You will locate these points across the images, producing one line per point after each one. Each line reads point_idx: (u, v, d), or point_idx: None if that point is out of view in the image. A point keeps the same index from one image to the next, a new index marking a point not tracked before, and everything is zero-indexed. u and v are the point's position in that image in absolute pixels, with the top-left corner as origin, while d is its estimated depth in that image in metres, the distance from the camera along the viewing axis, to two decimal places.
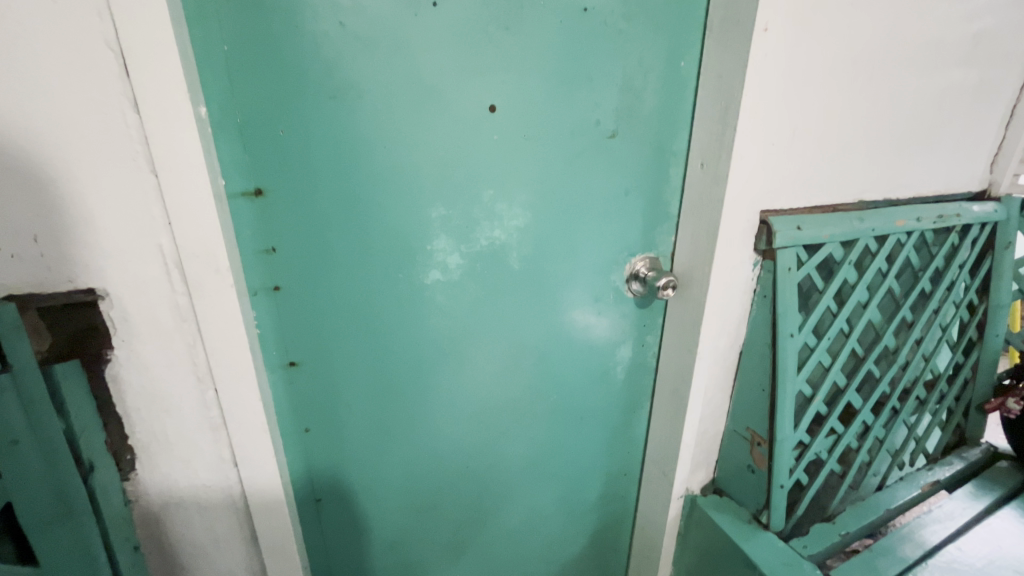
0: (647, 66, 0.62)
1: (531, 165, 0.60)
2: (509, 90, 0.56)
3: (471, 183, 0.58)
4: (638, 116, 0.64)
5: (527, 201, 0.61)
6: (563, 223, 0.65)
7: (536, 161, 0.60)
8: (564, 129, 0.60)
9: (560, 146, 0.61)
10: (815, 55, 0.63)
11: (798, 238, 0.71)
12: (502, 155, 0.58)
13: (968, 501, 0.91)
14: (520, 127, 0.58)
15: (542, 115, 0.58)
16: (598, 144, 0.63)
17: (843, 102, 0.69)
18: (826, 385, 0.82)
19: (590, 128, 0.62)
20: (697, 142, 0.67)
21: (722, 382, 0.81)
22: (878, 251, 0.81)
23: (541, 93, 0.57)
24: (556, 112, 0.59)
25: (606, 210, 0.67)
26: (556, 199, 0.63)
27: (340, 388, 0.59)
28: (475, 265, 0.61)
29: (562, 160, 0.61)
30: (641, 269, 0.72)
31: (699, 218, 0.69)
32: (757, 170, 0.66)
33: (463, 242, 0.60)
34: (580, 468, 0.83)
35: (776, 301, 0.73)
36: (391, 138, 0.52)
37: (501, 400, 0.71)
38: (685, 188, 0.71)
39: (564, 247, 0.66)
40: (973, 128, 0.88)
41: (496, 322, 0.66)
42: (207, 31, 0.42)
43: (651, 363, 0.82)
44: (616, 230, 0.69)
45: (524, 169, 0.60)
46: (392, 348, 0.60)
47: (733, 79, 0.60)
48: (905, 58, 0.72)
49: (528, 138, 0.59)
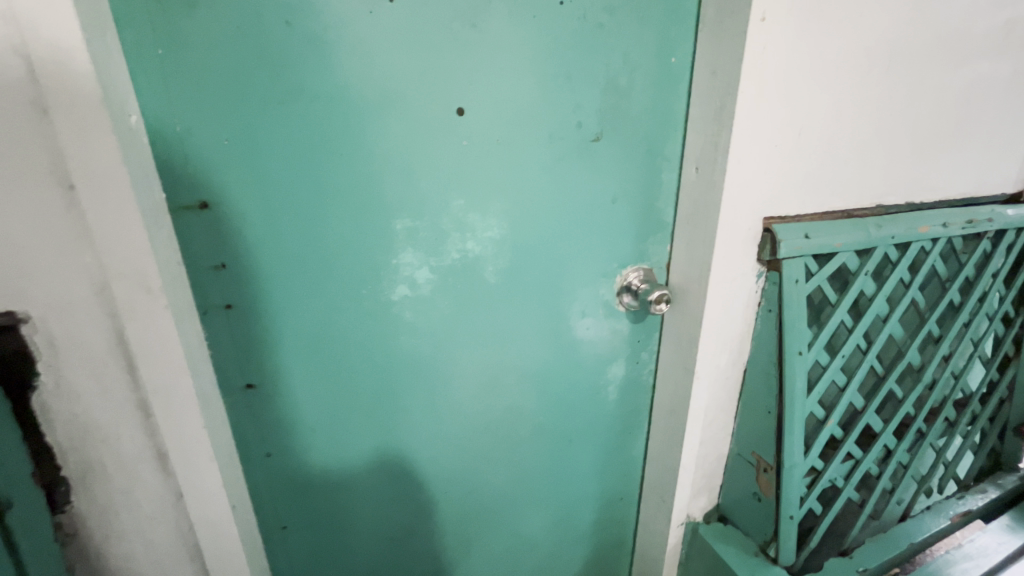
0: (635, 63, 0.57)
1: (508, 173, 0.56)
2: (479, 91, 0.51)
3: (440, 192, 0.54)
4: (625, 119, 0.59)
5: (504, 209, 0.57)
6: (545, 234, 0.60)
7: (511, 168, 0.56)
8: (542, 133, 0.56)
9: (540, 151, 0.56)
10: (823, 47, 0.57)
11: (807, 246, 0.65)
12: (475, 163, 0.54)
13: (1004, 535, 0.82)
14: (495, 133, 0.54)
15: (516, 119, 0.54)
16: (581, 147, 0.58)
17: (856, 96, 0.63)
18: (841, 407, 0.74)
19: (571, 130, 0.57)
20: (691, 145, 0.62)
21: (724, 402, 0.75)
22: (898, 260, 0.75)
23: (515, 95, 0.53)
24: (534, 116, 0.55)
25: (594, 219, 0.62)
26: (535, 208, 0.59)
27: (302, 409, 0.56)
28: (449, 279, 0.57)
29: (540, 166, 0.57)
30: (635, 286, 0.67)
31: (696, 225, 0.63)
32: (757, 174, 0.60)
33: (436, 255, 0.56)
34: (571, 492, 0.78)
35: (782, 316, 0.67)
36: (349, 147, 0.48)
37: (480, 421, 0.66)
38: (679, 194, 0.66)
39: (546, 259, 0.62)
40: (1005, 124, 0.81)
41: (474, 337, 0.62)
42: (138, 33, 0.39)
43: (648, 382, 0.77)
44: (605, 241, 0.64)
45: (500, 176, 0.56)
46: (358, 369, 0.57)
47: (727, 78, 0.55)
48: (926, 51, 0.65)
49: (502, 143, 0.54)
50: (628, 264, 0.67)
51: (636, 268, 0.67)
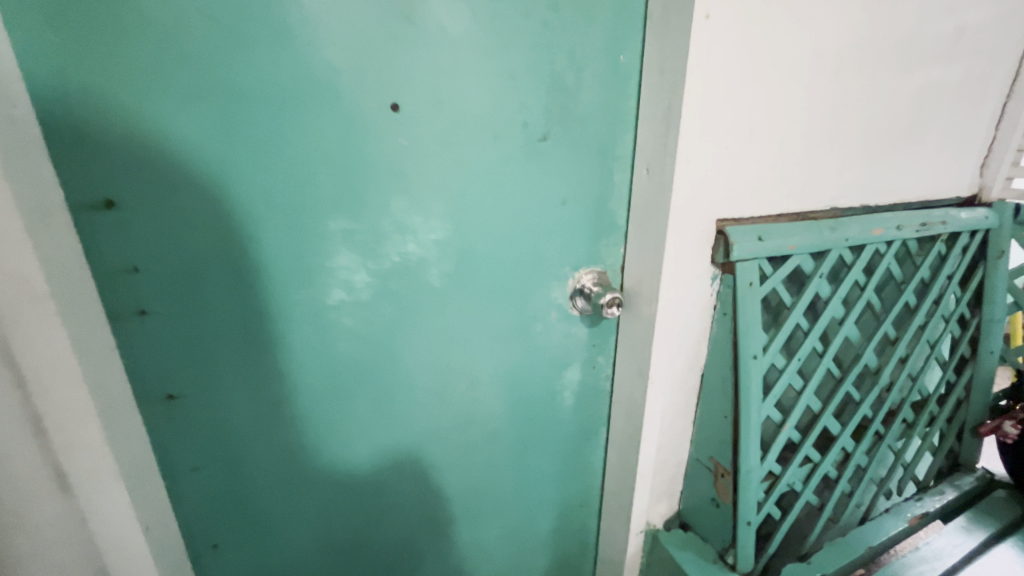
0: (582, 61, 0.56)
1: (449, 173, 0.54)
2: (415, 87, 0.49)
3: (376, 191, 0.51)
4: (573, 117, 0.58)
5: (447, 210, 0.55)
6: (493, 237, 0.58)
7: (452, 167, 0.54)
8: (485, 132, 0.54)
9: (483, 150, 0.54)
10: (772, 46, 0.56)
11: (760, 249, 0.64)
12: (413, 161, 0.52)
13: (959, 537, 0.82)
14: (434, 131, 0.52)
15: (456, 116, 0.52)
16: (527, 146, 0.56)
17: (808, 97, 0.62)
18: (798, 410, 0.74)
19: (516, 129, 0.55)
20: (641, 145, 0.61)
21: (682, 407, 0.74)
22: (854, 263, 0.75)
23: (455, 91, 0.51)
24: (476, 113, 0.53)
25: (543, 220, 0.61)
26: (481, 210, 0.57)
27: (230, 421, 0.53)
28: (389, 282, 0.55)
29: (484, 165, 0.55)
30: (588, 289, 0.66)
31: (647, 227, 0.62)
32: (707, 176, 0.59)
33: (373, 258, 0.53)
34: (528, 500, 0.76)
35: (737, 319, 0.66)
36: (273, 143, 0.46)
37: (428, 429, 0.64)
38: (632, 195, 0.64)
39: (493, 262, 0.60)
40: (958, 128, 0.81)
41: (419, 343, 0.59)
42: (27, 17, 0.36)
43: (605, 387, 0.75)
44: (556, 244, 0.63)
45: (441, 175, 0.53)
46: (293, 377, 0.54)
47: (674, 76, 0.54)
48: (877, 54, 0.65)
49: (441, 141, 0.52)
50: (581, 267, 0.66)
51: (590, 270, 0.66)
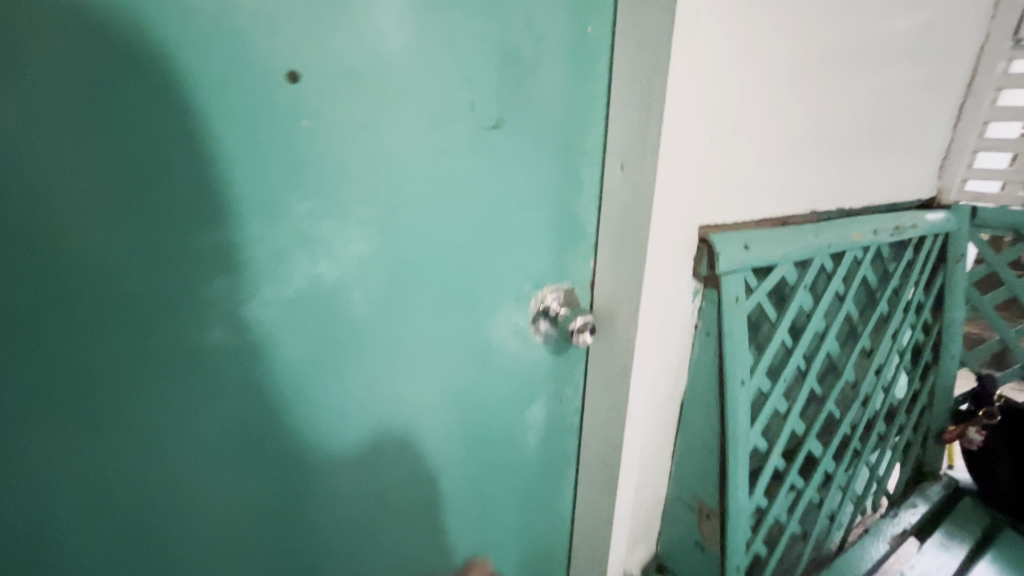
0: (545, 32, 0.45)
1: (378, 169, 0.41)
2: (325, 52, 0.36)
3: (276, 191, 0.37)
4: (534, 102, 0.47)
5: (375, 217, 0.42)
6: (436, 250, 0.46)
7: (383, 162, 0.41)
8: (422, 115, 0.41)
9: (422, 139, 0.42)
10: (760, 23, 0.48)
11: (745, 259, 0.56)
12: (328, 150, 0.38)
13: (939, 556, 0.79)
14: (356, 112, 0.38)
15: (385, 94, 0.39)
16: (478, 137, 0.45)
17: (793, 86, 0.56)
18: (784, 436, 0.67)
19: (462, 113, 0.43)
20: (613, 137, 0.50)
21: (661, 441, 0.64)
22: (834, 271, 0.69)
23: (378, 60, 0.38)
24: (413, 94, 0.40)
25: (500, 228, 0.49)
26: (420, 217, 0.44)
27: (57, 531, 0.35)
28: (302, 314, 0.41)
29: (424, 159, 0.43)
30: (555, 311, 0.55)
31: (622, 236, 0.52)
32: (690, 174, 0.50)
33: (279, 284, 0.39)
34: (487, 562, 0.63)
35: (722, 340, 0.58)
36: (104, 112, 0.30)
37: (361, 496, 0.50)
38: (602, 197, 0.54)
39: (438, 282, 0.47)
40: (923, 128, 0.79)
41: (348, 391, 0.45)
42: None
43: (573, 421, 0.64)
44: (514, 257, 0.51)
45: (366, 172, 0.40)
46: (160, 457, 0.37)
47: (655, 54, 0.44)
48: (858, 42, 0.60)
49: (367, 126, 0.39)
50: (545, 284, 0.55)
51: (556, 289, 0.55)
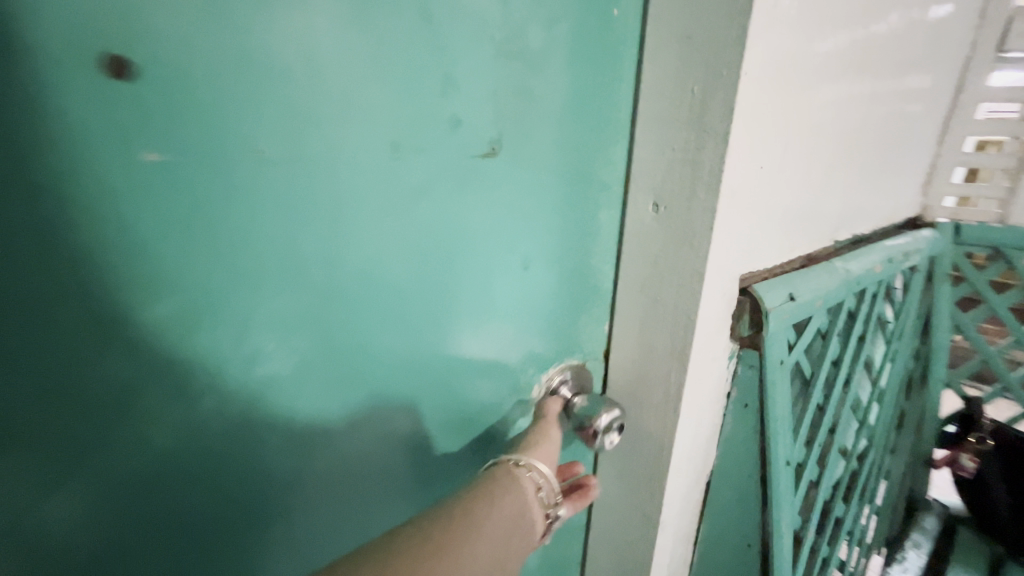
0: (550, 20, 0.31)
1: (304, 228, 0.26)
2: (197, 38, 0.21)
3: (132, 261, 0.22)
4: (535, 122, 0.33)
5: (301, 307, 0.27)
6: (397, 331, 0.32)
7: (310, 216, 0.26)
8: (377, 137, 0.27)
9: (374, 179, 0.28)
10: (818, 20, 0.38)
11: (793, 314, 0.45)
12: (221, 193, 0.23)
13: None
14: (262, 143, 0.24)
15: (310, 110, 0.25)
16: (457, 171, 0.31)
17: (833, 98, 0.46)
18: (815, 508, 0.57)
19: (436, 133, 0.29)
20: (638, 168, 0.37)
21: (688, 534, 0.52)
22: (859, 310, 0.59)
23: (300, 55, 0.23)
24: (358, 109, 0.26)
25: (484, 294, 0.36)
26: (373, 287, 0.30)
27: None
28: (201, 432, 0.26)
29: (376, 206, 0.28)
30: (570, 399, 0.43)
31: (653, 300, 0.39)
32: (743, 215, 0.38)
33: (154, 401, 0.24)
34: None
35: (766, 415, 0.46)
36: None
37: None
38: (620, 245, 0.41)
39: (403, 376, 0.33)
40: (915, 143, 0.74)
41: (289, 520, 0.31)
42: None
43: (582, 521, 0.51)
44: (506, 329, 0.38)
45: (284, 236, 0.26)
46: None
47: (710, 56, 0.31)
48: (885, 48, 0.52)
49: (282, 162, 0.24)
50: (546, 360, 0.41)
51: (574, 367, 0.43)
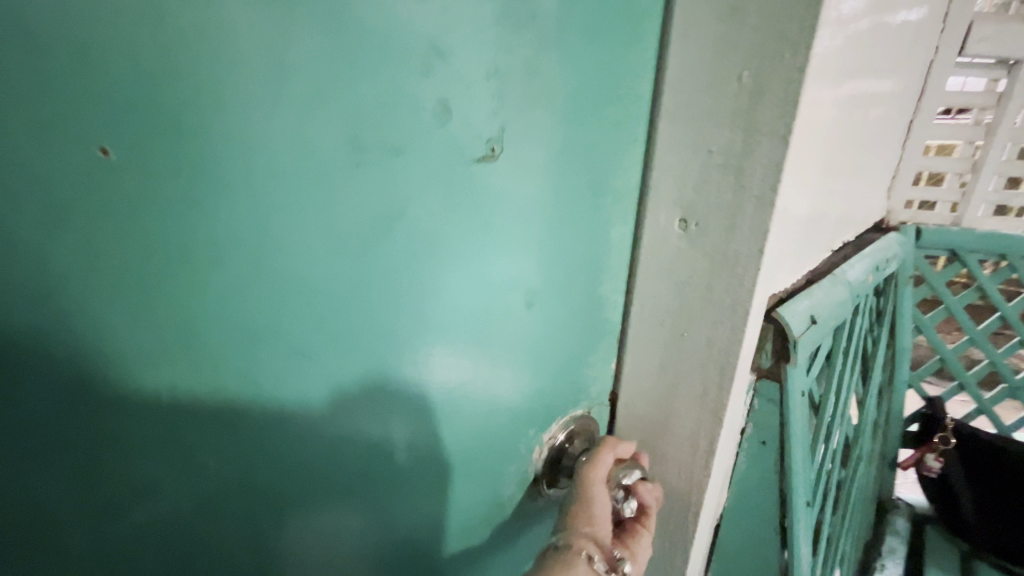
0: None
1: (221, 273, 0.19)
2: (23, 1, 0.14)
3: None
4: (538, 130, 0.26)
5: (191, 367, 0.19)
6: (345, 384, 0.24)
7: (233, 258, 0.19)
8: (319, 126, 0.19)
9: (328, 198, 0.21)
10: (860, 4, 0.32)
11: (815, 338, 0.40)
12: (88, 202, 0.16)
13: None
14: (128, 150, 0.16)
15: (224, 112, 0.17)
16: (437, 168, 0.23)
17: (856, 96, 0.41)
18: (820, 539, 0.54)
19: (407, 118, 0.22)
20: (661, 187, 0.30)
21: None
22: (857, 322, 0.56)
23: (205, 35, 0.16)
24: (308, 115, 0.19)
25: (473, 342, 0.28)
26: (309, 331, 0.22)
27: None
28: (141, 499, 0.20)
29: (321, 241, 0.21)
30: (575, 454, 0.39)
31: (680, 344, 0.32)
32: (785, 232, 0.32)
33: (56, 481, 0.18)
34: None
35: (788, 454, 0.41)
36: None
37: None
38: (634, 276, 0.34)
39: (354, 443, 0.25)
40: (892, 146, 0.72)
41: (303, 559, 0.25)
42: None
43: None
44: (495, 368, 0.30)
45: (161, 267, 0.18)
46: None
47: (766, 46, 0.24)
48: (896, 42, 0.47)
49: (195, 191, 0.18)
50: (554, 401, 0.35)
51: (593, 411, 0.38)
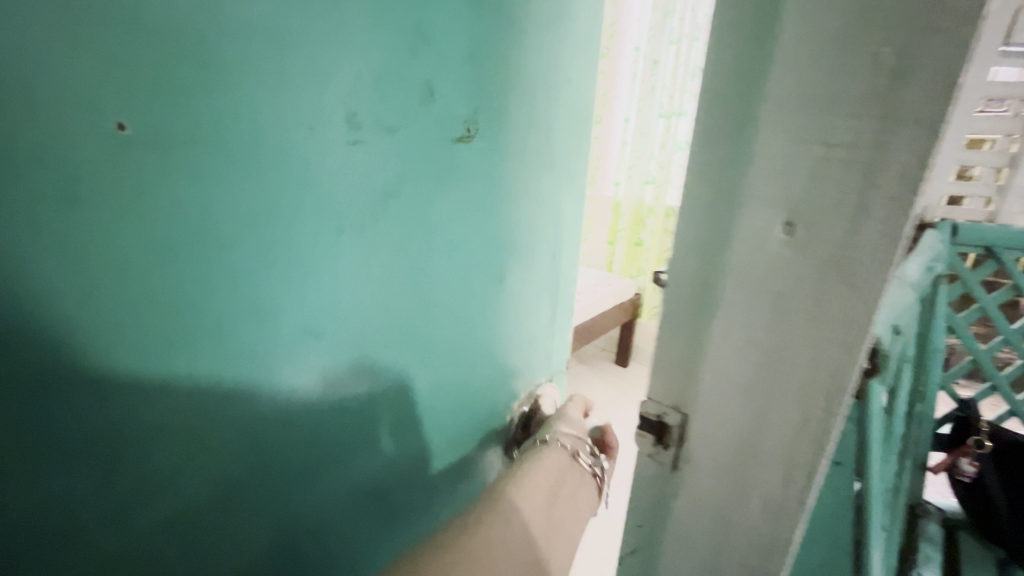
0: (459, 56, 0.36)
1: (242, 262, 0.28)
2: (122, 73, 0.21)
3: (43, 308, 0.21)
4: (455, 157, 0.39)
5: (250, 347, 0.30)
6: (345, 344, 0.35)
7: (241, 248, 0.28)
8: (321, 149, 0.30)
9: (310, 208, 0.30)
10: None
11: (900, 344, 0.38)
12: (164, 190, 0.24)
13: None
14: (141, 124, 0.22)
15: (222, 127, 0.25)
16: (393, 186, 0.35)
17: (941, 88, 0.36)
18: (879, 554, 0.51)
19: (358, 140, 0.31)
20: (752, 191, 0.26)
21: None
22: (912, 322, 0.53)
23: (227, 95, 0.25)
24: (279, 129, 0.27)
25: (420, 316, 0.41)
26: (321, 313, 0.33)
27: None
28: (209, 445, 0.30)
29: (265, 203, 0.28)
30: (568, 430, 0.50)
31: (774, 369, 0.28)
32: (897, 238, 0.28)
33: (148, 433, 0.27)
34: None
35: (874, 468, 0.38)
36: None
37: None
38: (712, 291, 0.30)
39: (354, 388, 0.37)
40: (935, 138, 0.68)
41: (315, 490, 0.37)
42: None
43: None
44: (435, 331, 0.43)
45: (215, 257, 0.27)
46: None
47: (915, 13, 0.20)
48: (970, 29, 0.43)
49: (224, 199, 0.26)
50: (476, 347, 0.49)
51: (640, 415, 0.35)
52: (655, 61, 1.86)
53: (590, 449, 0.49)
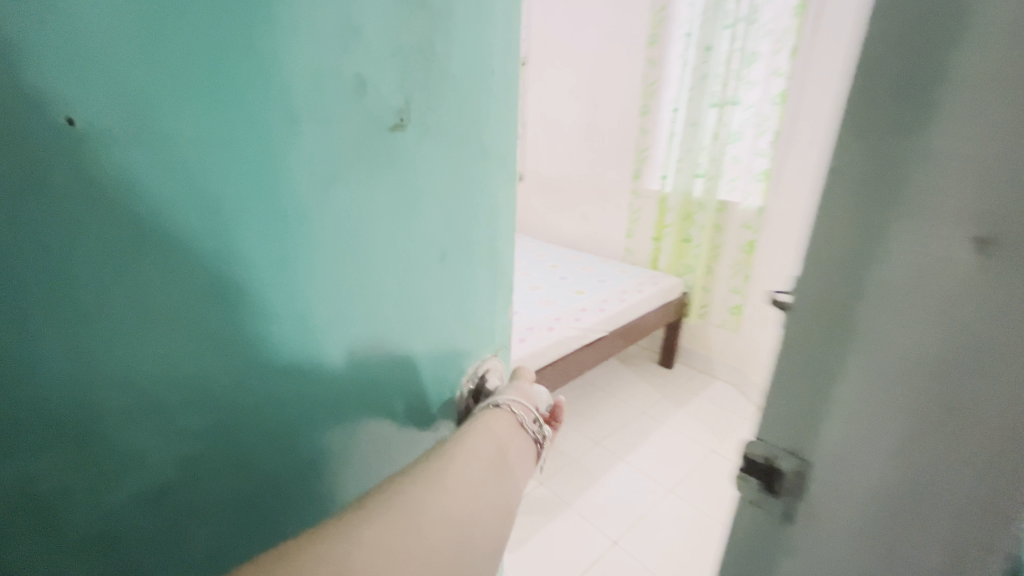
0: (385, 55, 0.32)
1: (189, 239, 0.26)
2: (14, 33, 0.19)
3: None
4: (430, 117, 0.36)
5: (196, 336, 0.28)
6: (305, 323, 0.34)
7: (183, 229, 0.26)
8: (271, 111, 0.27)
9: (282, 189, 0.29)
10: None
11: None
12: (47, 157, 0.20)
13: None
14: (85, 118, 0.21)
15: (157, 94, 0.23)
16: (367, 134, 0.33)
17: None
18: None
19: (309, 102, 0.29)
20: (916, 215, 0.26)
21: None
22: None
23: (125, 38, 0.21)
24: (221, 93, 0.25)
25: (386, 295, 0.39)
26: (278, 294, 0.31)
27: None
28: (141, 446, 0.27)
29: (217, 184, 0.26)
30: (515, 396, 0.46)
31: (927, 381, 0.28)
32: None
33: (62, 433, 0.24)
34: None
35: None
36: None
37: None
38: (850, 324, 0.30)
39: (317, 365, 0.36)
40: None
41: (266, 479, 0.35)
42: None
43: None
44: (405, 305, 0.41)
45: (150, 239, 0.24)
46: None
47: None
48: None
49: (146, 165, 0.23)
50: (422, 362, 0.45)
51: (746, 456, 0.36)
52: (708, 48, 1.76)
53: (535, 415, 0.45)
